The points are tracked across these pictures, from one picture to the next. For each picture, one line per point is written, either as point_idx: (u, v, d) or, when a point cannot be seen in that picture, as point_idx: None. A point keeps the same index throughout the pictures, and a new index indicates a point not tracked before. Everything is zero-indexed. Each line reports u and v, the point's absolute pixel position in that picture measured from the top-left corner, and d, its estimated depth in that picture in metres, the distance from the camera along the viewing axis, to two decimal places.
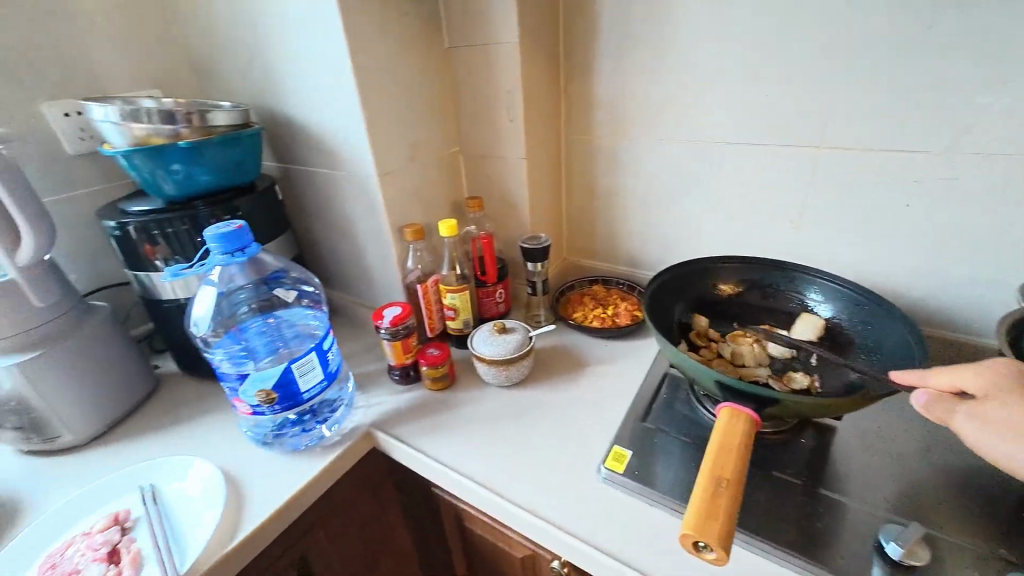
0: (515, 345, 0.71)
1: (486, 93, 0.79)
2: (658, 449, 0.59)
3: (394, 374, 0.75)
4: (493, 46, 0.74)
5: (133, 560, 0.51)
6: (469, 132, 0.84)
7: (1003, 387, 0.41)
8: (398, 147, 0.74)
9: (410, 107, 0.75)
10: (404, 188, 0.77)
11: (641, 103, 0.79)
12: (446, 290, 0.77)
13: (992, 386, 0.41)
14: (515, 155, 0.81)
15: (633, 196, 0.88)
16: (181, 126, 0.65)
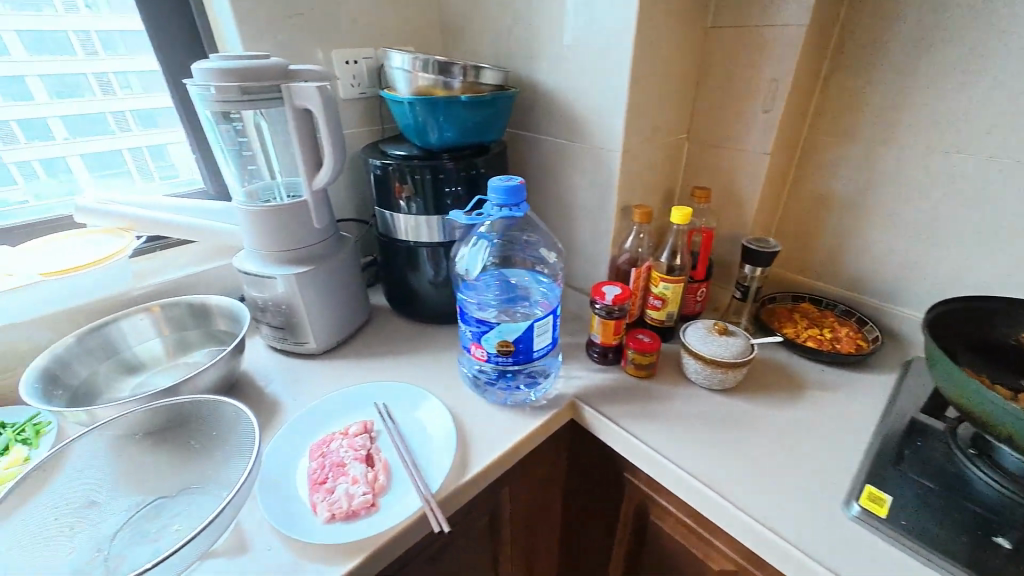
0: (739, 351, 0.67)
1: (741, 77, 0.73)
2: (924, 504, 0.52)
3: (593, 350, 0.75)
4: (768, 27, 0.68)
5: (386, 466, 0.56)
6: (706, 119, 0.80)
7: None
8: (645, 126, 0.72)
9: (663, 86, 0.72)
10: (637, 168, 0.75)
11: (930, 108, 0.69)
12: (660, 279, 0.75)
13: None
14: (756, 149, 0.75)
15: (880, 213, 0.77)
16: (454, 80, 0.68)
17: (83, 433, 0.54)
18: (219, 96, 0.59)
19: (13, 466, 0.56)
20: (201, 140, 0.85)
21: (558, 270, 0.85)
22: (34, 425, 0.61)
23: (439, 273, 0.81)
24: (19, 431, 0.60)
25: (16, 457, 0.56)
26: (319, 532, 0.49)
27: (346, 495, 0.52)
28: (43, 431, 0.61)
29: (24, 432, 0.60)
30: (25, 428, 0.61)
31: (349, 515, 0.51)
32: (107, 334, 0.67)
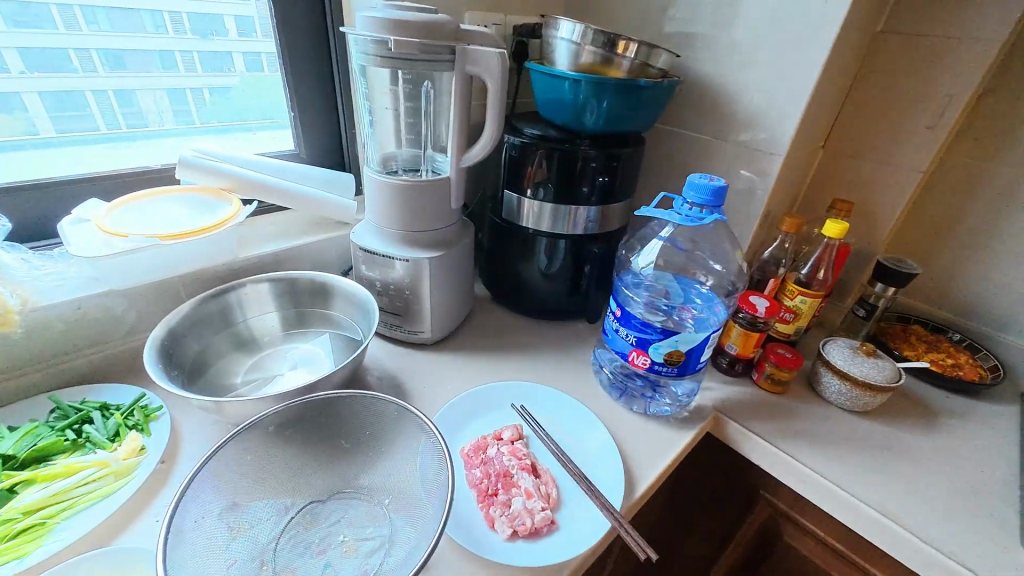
0: (890, 374, 0.65)
1: (907, 90, 0.70)
2: None
3: (723, 359, 0.72)
4: (952, 40, 0.65)
5: (553, 478, 0.52)
6: (852, 128, 0.76)
7: None
8: (806, 130, 0.68)
9: (829, 90, 0.68)
10: (786, 174, 0.71)
11: None
12: (799, 292, 0.71)
13: None
14: (908, 166, 0.73)
15: (1017, 243, 0.76)
16: (623, 59, 0.62)
17: (235, 433, 0.46)
18: (395, 51, 0.52)
19: (131, 455, 0.49)
20: (305, 96, 0.76)
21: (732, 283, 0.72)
22: (144, 408, 0.54)
23: (554, 263, 0.75)
24: (128, 415, 0.53)
25: (134, 445, 0.49)
26: (508, 552, 0.44)
27: (526, 510, 0.47)
28: (154, 416, 0.54)
29: (133, 415, 0.53)
30: (134, 411, 0.53)
31: (533, 533, 0.46)
32: (226, 302, 0.61)
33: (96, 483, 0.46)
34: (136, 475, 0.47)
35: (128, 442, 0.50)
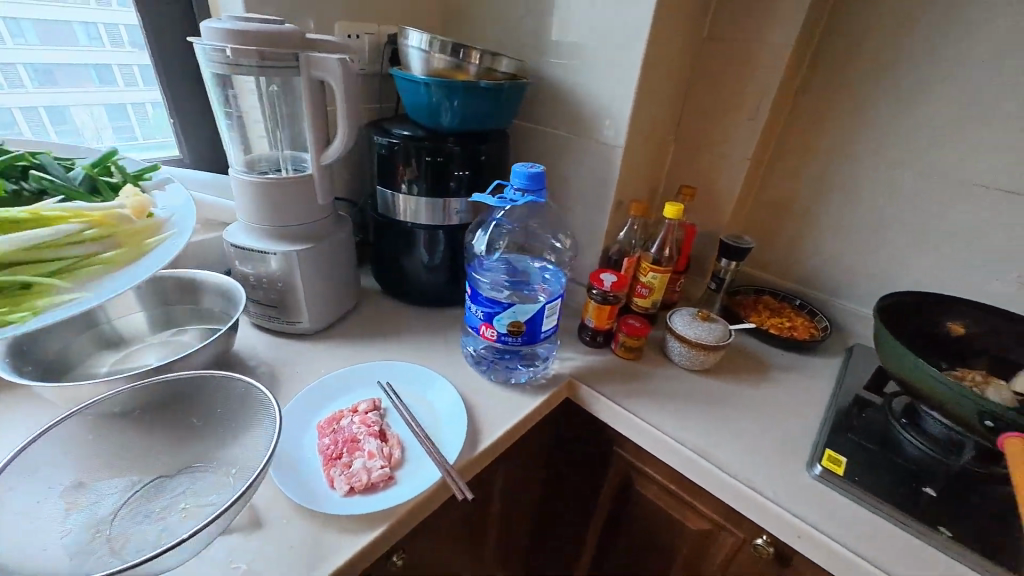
0: (720, 335, 0.74)
1: (730, 88, 0.80)
2: (871, 464, 0.61)
3: (585, 334, 0.80)
4: (757, 45, 0.75)
5: (399, 441, 0.57)
6: (692, 121, 0.86)
7: None
8: (641, 126, 0.77)
9: (661, 89, 0.77)
10: (633, 164, 0.80)
11: (881, 128, 0.79)
12: (649, 269, 0.80)
13: None
14: (737, 155, 0.83)
15: (837, 217, 0.87)
16: (471, 65, 0.69)
17: (72, 414, 0.49)
18: (235, 58, 0.56)
19: (138, 209, 0.58)
20: (180, 103, 0.79)
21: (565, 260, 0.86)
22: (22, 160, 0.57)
23: (435, 257, 0.81)
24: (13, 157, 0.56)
25: (139, 202, 0.58)
26: (339, 505, 0.49)
27: (364, 469, 0.52)
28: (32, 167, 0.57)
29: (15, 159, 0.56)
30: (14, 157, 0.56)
31: (369, 487, 0.51)
32: None
33: (132, 235, 0.56)
34: (169, 234, 0.59)
35: (133, 199, 0.58)
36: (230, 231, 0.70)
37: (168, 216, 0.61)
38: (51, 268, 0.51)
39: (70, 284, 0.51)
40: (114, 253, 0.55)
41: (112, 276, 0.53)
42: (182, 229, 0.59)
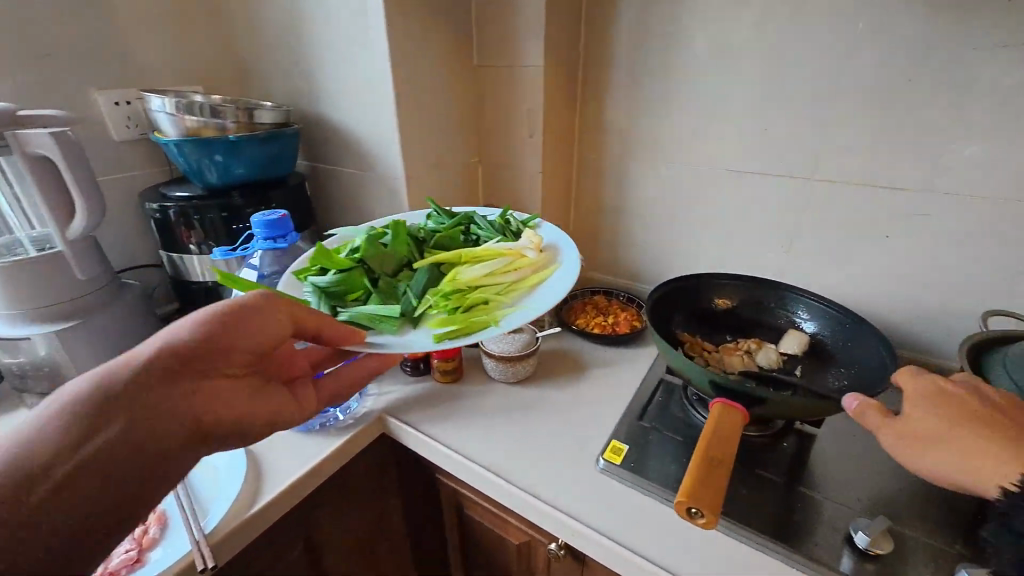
0: (525, 344, 0.76)
1: (508, 109, 0.85)
2: (653, 447, 0.64)
3: (406, 365, 0.80)
4: (517, 68, 0.80)
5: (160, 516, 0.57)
6: (488, 142, 0.90)
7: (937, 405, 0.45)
8: (423, 156, 0.79)
9: (438, 119, 0.81)
10: (428, 192, 0.82)
11: (650, 127, 0.85)
12: None
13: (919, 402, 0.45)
14: (530, 169, 0.87)
15: (640, 213, 0.93)
16: (226, 121, 0.70)
17: None
18: None
19: (535, 244, 0.67)
20: None
21: None
22: None
23: None
24: None
25: (535, 237, 0.68)
26: None
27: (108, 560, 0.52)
28: None
29: None
30: None
31: None
32: None
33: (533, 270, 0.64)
34: (552, 258, 0.67)
35: (531, 237, 0.68)
36: (544, 224, 0.76)
37: (553, 239, 0.71)
38: (495, 290, 0.62)
39: (507, 302, 0.61)
40: (526, 278, 0.64)
41: (524, 292, 0.63)
42: (567, 260, 0.64)
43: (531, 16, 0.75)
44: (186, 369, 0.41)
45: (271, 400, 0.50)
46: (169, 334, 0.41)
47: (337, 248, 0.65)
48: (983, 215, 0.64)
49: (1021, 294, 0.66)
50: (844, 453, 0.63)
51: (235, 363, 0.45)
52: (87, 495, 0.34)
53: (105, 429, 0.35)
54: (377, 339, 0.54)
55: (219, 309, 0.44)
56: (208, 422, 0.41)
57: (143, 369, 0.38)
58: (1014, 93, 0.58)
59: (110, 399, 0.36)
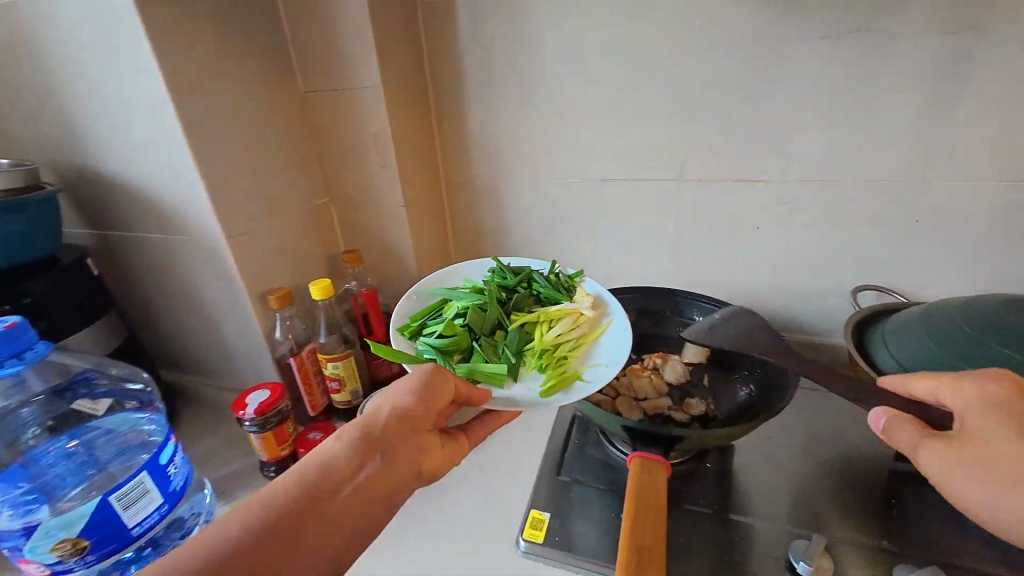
0: None
1: (352, 139, 0.73)
2: (576, 505, 0.56)
3: (268, 470, 0.63)
4: (353, 91, 0.69)
5: None
6: (337, 179, 0.77)
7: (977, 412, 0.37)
8: (249, 207, 0.64)
9: (263, 159, 0.66)
10: (264, 248, 0.67)
11: (516, 143, 0.79)
12: (326, 360, 0.67)
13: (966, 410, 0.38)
14: (392, 204, 0.76)
15: (522, 234, 0.87)
16: None
17: None
18: None
19: (584, 296, 0.67)
20: None
21: (140, 394, 0.62)
22: None
23: None
24: None
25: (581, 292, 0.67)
26: None
27: None
28: None
29: None
30: None
31: None
32: None
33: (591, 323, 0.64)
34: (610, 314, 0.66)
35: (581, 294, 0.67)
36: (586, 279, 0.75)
37: (596, 290, 0.70)
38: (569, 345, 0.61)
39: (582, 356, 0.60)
40: (588, 332, 0.63)
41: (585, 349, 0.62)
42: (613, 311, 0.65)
43: (356, 31, 0.64)
44: (372, 453, 0.45)
45: (440, 459, 0.49)
46: (350, 427, 0.46)
47: (423, 312, 0.64)
48: (834, 198, 0.67)
49: (875, 265, 0.70)
50: (763, 459, 0.61)
51: (409, 460, 0.46)
52: (337, 538, 0.41)
53: (341, 495, 0.42)
54: (498, 397, 0.54)
55: (386, 406, 0.47)
56: (401, 490, 0.45)
57: (335, 462, 0.44)
58: (840, 81, 0.61)
59: (334, 487, 0.42)
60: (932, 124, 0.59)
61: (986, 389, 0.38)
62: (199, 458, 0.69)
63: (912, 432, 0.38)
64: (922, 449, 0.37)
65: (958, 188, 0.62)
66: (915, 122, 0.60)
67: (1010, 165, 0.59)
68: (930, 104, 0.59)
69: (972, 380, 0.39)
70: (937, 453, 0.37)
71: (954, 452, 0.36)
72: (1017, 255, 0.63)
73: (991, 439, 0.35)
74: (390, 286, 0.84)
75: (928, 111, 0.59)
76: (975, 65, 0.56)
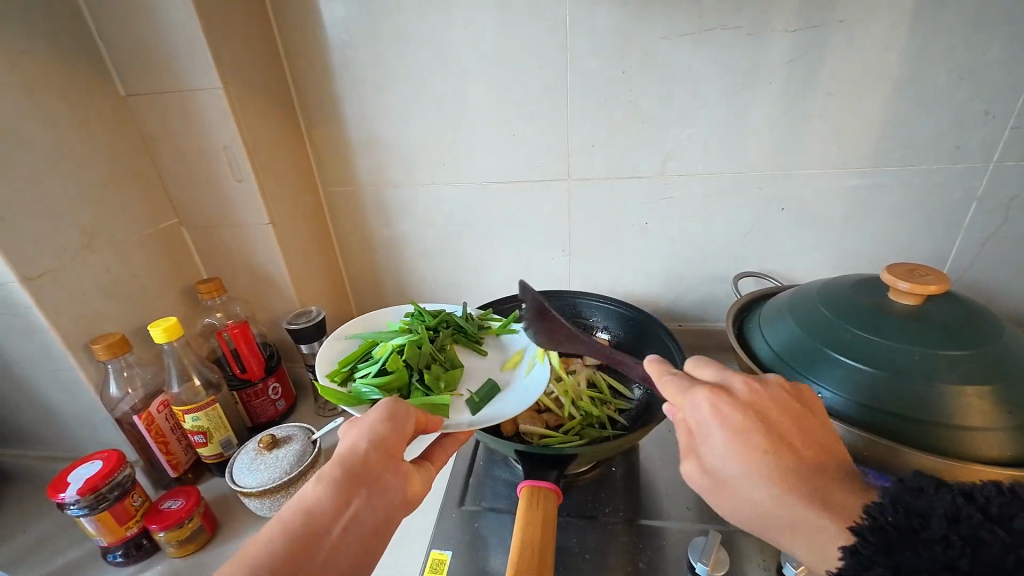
0: (296, 459, 0.55)
1: (194, 150, 0.63)
2: (484, 536, 0.52)
3: (113, 555, 0.52)
4: (187, 93, 0.59)
5: None
6: (187, 198, 0.67)
7: (724, 435, 0.35)
8: (57, 237, 0.52)
9: (71, 180, 0.54)
10: (85, 288, 0.55)
11: (396, 147, 0.73)
12: (183, 413, 0.57)
13: (708, 428, 0.35)
14: (254, 222, 0.67)
15: (416, 245, 0.81)
16: None
17: None
18: None
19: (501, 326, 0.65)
20: None
21: None
22: None
23: None
24: None
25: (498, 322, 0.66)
26: None
27: None
28: None
29: None
30: None
31: None
32: None
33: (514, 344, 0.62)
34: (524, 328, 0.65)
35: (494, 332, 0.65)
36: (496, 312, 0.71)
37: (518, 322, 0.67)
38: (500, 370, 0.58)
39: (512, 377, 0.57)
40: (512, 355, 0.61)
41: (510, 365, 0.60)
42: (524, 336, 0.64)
43: (184, 26, 0.55)
44: (356, 489, 0.40)
45: (424, 486, 0.45)
46: (324, 466, 0.40)
47: (351, 355, 0.58)
48: (710, 190, 0.69)
49: (753, 252, 0.73)
50: (665, 456, 0.62)
51: (393, 487, 0.42)
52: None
53: (331, 538, 0.38)
54: (450, 423, 0.50)
55: (361, 438, 0.41)
56: (392, 514, 0.41)
57: (316, 505, 0.38)
58: (703, 77, 0.62)
59: (322, 530, 0.37)
60: (785, 116, 0.63)
61: (698, 423, 0.36)
62: (24, 551, 0.56)
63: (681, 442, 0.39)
64: (683, 465, 0.38)
65: (812, 175, 0.66)
66: (772, 115, 0.63)
67: (851, 153, 0.64)
68: (782, 100, 0.62)
69: (687, 406, 0.37)
70: (692, 475, 0.37)
71: (705, 480, 0.36)
72: (866, 236, 0.69)
73: (727, 478, 0.34)
74: (268, 313, 0.75)
75: (785, 105, 0.62)
76: (814, 61, 0.59)
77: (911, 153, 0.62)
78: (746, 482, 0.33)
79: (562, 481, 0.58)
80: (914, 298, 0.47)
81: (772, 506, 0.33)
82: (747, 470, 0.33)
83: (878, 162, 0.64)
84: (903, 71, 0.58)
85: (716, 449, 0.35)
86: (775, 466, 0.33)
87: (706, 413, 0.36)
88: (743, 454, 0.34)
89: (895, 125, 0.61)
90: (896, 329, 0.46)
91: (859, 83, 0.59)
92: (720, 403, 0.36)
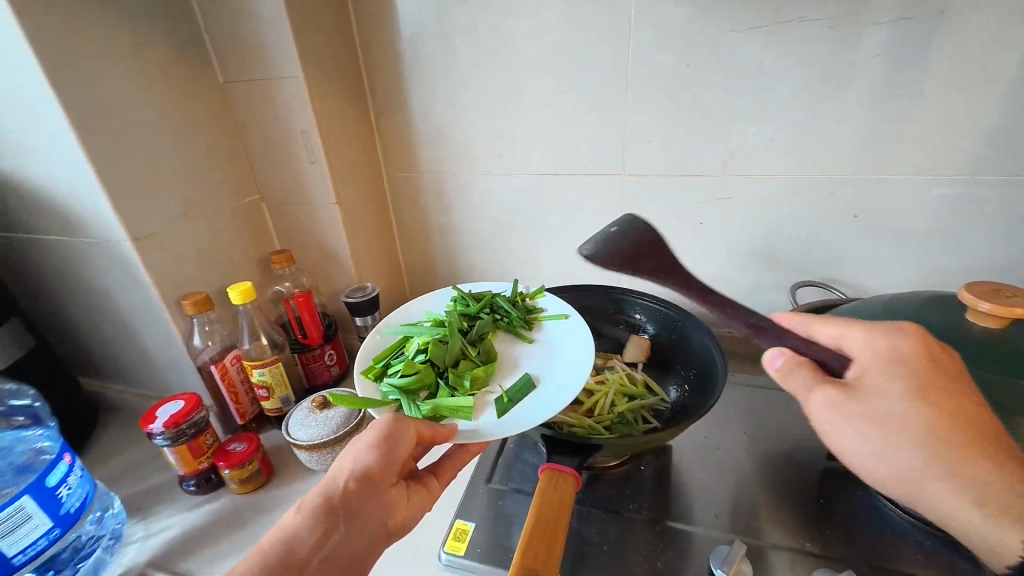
0: (342, 420, 0.60)
1: (277, 134, 0.69)
2: (507, 515, 0.54)
3: (187, 484, 0.60)
4: (274, 81, 0.65)
5: None
6: (267, 178, 0.74)
7: (908, 380, 0.36)
8: (162, 206, 0.60)
9: (175, 157, 0.62)
10: (181, 251, 0.63)
11: (457, 137, 0.76)
12: (251, 367, 0.64)
13: (888, 372, 0.37)
14: (323, 202, 0.72)
15: (468, 232, 0.84)
16: None
17: None
18: None
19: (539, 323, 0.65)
20: None
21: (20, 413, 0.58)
22: None
23: None
24: None
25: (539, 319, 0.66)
26: None
27: None
28: None
29: None
30: None
31: None
32: None
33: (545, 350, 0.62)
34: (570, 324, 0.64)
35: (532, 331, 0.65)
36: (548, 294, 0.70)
37: (564, 310, 0.66)
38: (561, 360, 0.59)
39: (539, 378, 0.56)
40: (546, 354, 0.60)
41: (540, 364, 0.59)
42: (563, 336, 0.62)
43: (275, 21, 0.61)
44: (334, 522, 0.42)
45: (418, 514, 0.47)
46: (306, 497, 0.43)
47: (387, 350, 0.61)
48: (773, 193, 0.66)
49: (818, 261, 0.69)
50: (698, 462, 0.60)
51: (376, 516, 0.44)
52: None
53: (310, 566, 0.40)
54: (469, 428, 0.50)
55: (344, 470, 0.44)
56: (374, 543, 0.44)
57: (296, 534, 0.41)
58: (773, 72, 0.59)
59: (299, 561, 0.40)
60: (864, 117, 0.58)
61: (874, 360, 0.38)
62: (120, 471, 0.66)
63: (804, 379, 0.39)
64: (814, 397, 0.38)
65: (892, 181, 0.61)
66: (848, 115, 0.59)
67: (941, 158, 0.58)
68: (861, 99, 0.58)
69: (866, 341, 0.39)
70: (829, 402, 0.37)
71: (856, 412, 0.36)
72: (953, 251, 0.62)
73: (896, 417, 0.35)
74: (330, 287, 0.81)
75: (865, 104, 0.58)
76: (902, 56, 0.54)
77: (1016, 161, 0.56)
78: (914, 427, 0.34)
79: (589, 472, 0.59)
80: (998, 321, 0.42)
81: (939, 462, 0.34)
82: (919, 414, 0.35)
83: (974, 169, 0.57)
84: (1012, 68, 0.52)
85: (889, 391, 0.36)
86: (951, 421, 0.34)
87: (895, 357, 0.37)
88: (924, 399, 0.35)
89: (997, 128, 0.55)
90: (969, 353, 0.42)
91: (956, 82, 0.54)
92: (903, 345, 0.37)
